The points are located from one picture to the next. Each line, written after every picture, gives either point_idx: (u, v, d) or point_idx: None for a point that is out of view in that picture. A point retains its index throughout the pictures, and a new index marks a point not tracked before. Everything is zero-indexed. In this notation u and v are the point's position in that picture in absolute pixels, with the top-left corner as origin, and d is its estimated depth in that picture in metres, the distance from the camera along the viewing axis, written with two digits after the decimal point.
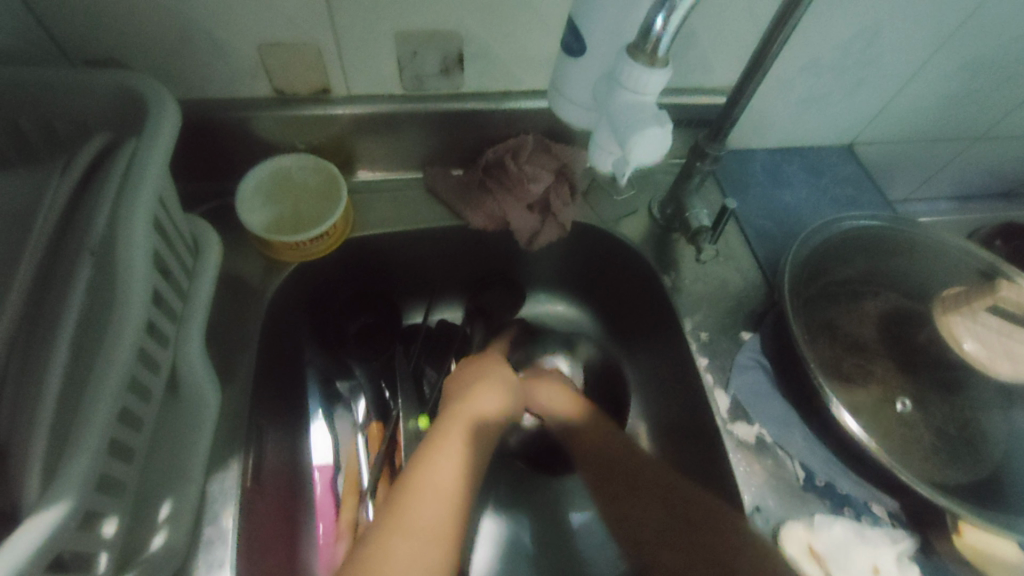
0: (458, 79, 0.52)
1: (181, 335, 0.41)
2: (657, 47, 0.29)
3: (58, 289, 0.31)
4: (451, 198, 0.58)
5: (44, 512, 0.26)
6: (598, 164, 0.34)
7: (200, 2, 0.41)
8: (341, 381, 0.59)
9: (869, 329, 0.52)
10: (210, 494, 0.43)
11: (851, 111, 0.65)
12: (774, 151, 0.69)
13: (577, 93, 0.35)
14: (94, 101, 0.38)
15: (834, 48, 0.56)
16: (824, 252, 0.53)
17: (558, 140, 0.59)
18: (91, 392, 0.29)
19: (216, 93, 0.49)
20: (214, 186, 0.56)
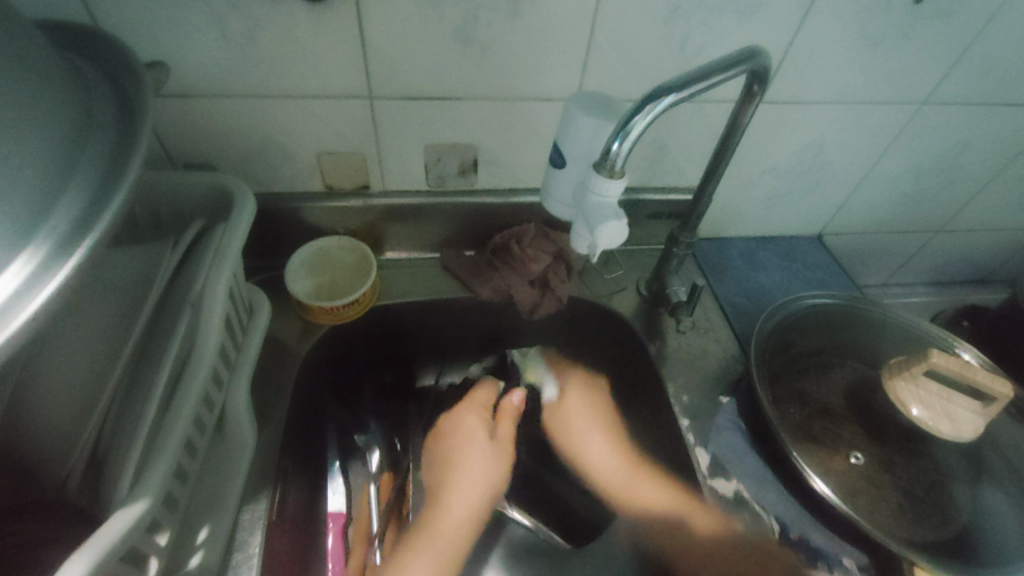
0: (473, 178, 0.64)
1: (233, 380, 0.49)
2: (614, 164, 0.38)
3: (161, 334, 0.40)
4: (463, 274, 0.68)
5: (132, 505, 0.33)
6: (576, 246, 0.43)
7: (276, 122, 0.54)
8: (357, 435, 0.66)
9: (836, 397, 0.57)
10: (241, 522, 0.49)
11: (814, 205, 0.75)
12: (749, 239, 0.78)
13: (561, 194, 0.45)
14: (193, 195, 0.48)
15: (787, 158, 0.67)
16: (788, 325, 0.60)
17: (557, 228, 0.69)
18: (173, 414, 0.37)
19: (280, 187, 0.61)
20: (267, 261, 0.67)
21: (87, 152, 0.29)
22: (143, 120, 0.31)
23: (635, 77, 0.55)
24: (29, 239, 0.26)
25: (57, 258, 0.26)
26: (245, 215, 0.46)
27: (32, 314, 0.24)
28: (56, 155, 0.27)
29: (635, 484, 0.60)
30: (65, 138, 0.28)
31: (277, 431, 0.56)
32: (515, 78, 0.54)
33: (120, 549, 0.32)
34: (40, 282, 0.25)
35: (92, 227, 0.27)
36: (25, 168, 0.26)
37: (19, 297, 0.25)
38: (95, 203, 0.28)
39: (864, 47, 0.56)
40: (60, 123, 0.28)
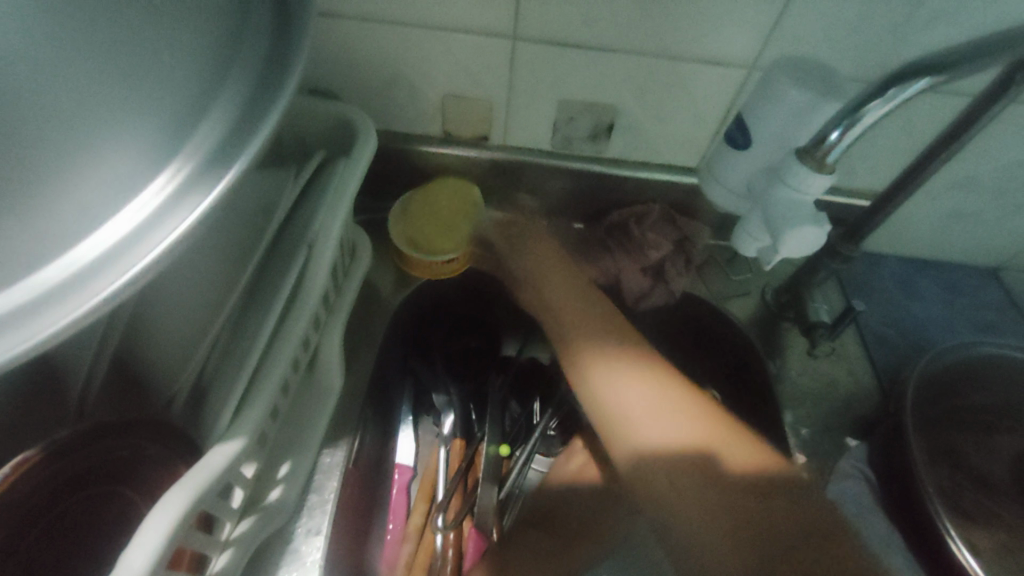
0: (603, 145, 0.57)
1: (330, 322, 0.47)
2: (828, 155, 0.30)
3: (274, 268, 0.39)
4: (571, 247, 0.62)
5: (229, 443, 0.32)
6: (741, 247, 0.37)
7: (408, 54, 0.49)
8: (435, 394, 0.63)
9: (1000, 470, 0.49)
10: (320, 464, 0.49)
11: (1005, 233, 0.61)
12: (906, 260, 0.66)
13: (730, 179, 0.38)
14: (317, 124, 0.45)
15: (995, 172, 0.54)
16: (957, 373, 0.50)
17: (684, 213, 0.61)
18: (277, 355, 0.35)
19: (398, 127, 0.57)
20: (371, 200, 0.64)
21: (239, 63, 0.25)
22: (301, 36, 0.27)
23: (834, 46, 0.45)
24: (173, 156, 0.23)
25: (197, 181, 0.23)
26: (369, 152, 0.42)
27: (174, 243, 0.22)
28: (210, 66, 0.24)
29: (653, 423, 0.46)
30: (221, 47, 0.25)
31: (362, 379, 0.54)
32: (684, 33, 0.45)
33: (215, 487, 0.31)
34: (179, 205, 0.23)
35: (240, 150, 0.24)
36: (175, 80, 0.23)
37: (158, 220, 0.23)
38: (244, 119, 0.25)
39: None
40: (217, 30, 0.25)
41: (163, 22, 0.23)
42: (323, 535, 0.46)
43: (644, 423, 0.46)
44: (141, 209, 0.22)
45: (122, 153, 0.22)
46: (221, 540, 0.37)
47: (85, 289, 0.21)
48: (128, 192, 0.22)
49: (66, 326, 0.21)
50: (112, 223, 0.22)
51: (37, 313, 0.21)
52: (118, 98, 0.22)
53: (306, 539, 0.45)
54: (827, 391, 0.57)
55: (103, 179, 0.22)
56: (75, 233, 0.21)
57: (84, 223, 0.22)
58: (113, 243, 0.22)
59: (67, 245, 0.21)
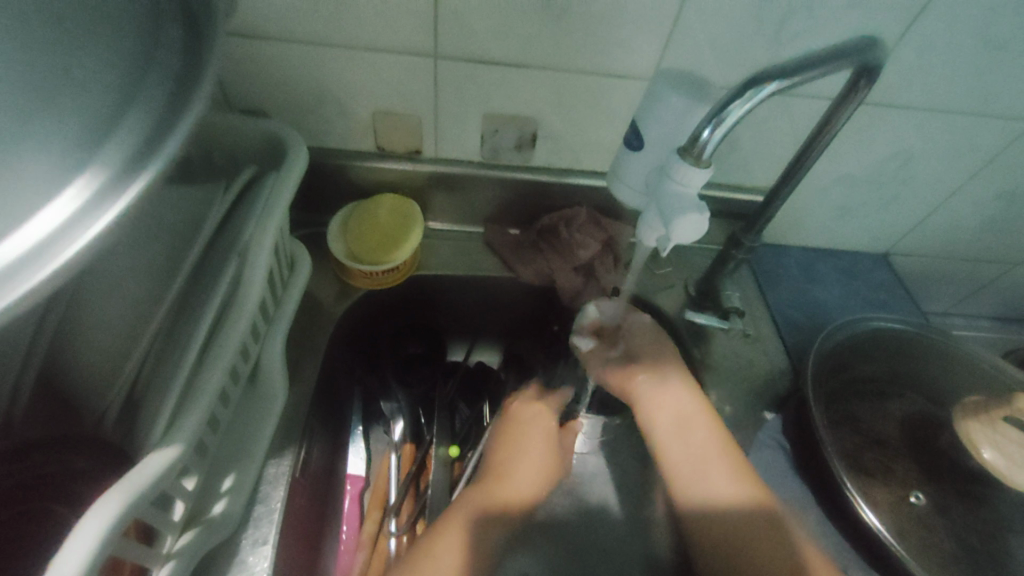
0: (529, 154, 0.61)
1: (269, 334, 0.48)
2: (702, 151, 0.35)
3: (207, 279, 0.39)
4: (507, 252, 0.66)
5: (164, 450, 0.32)
6: (644, 238, 0.40)
7: (336, 73, 0.52)
8: (384, 402, 0.65)
9: (890, 428, 0.54)
10: (265, 476, 0.49)
11: (886, 221, 0.70)
12: (808, 250, 0.74)
13: (632, 179, 0.42)
14: (247, 140, 0.46)
15: (868, 167, 0.62)
16: (850, 346, 0.56)
17: (609, 215, 0.66)
18: (212, 362, 0.36)
19: (332, 144, 0.60)
20: (310, 217, 0.66)
21: (152, 78, 0.27)
22: (213, 47, 0.29)
23: (719, 61, 0.51)
24: (90, 163, 0.24)
25: (118, 183, 0.24)
26: (300, 165, 0.44)
27: (87, 243, 0.22)
28: (120, 83, 0.26)
29: (710, 474, 0.47)
30: (131, 65, 0.27)
31: (307, 390, 0.55)
32: (590, 50, 0.50)
33: (151, 493, 0.31)
34: (100, 206, 0.23)
35: (154, 156, 0.25)
36: (87, 99, 0.25)
37: (77, 221, 0.23)
38: (158, 128, 0.26)
39: (982, 50, 0.50)
40: (126, 52, 0.27)
41: (74, 53, 0.25)
42: (271, 544, 0.46)
43: (674, 440, 0.50)
44: (59, 212, 0.23)
45: (36, 164, 0.23)
46: (160, 554, 0.37)
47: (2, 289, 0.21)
48: (46, 199, 0.23)
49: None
50: (27, 228, 0.22)
51: None
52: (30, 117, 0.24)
53: (253, 550, 0.45)
54: (747, 370, 0.62)
55: (22, 190, 0.23)
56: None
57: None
58: (28, 246, 0.22)
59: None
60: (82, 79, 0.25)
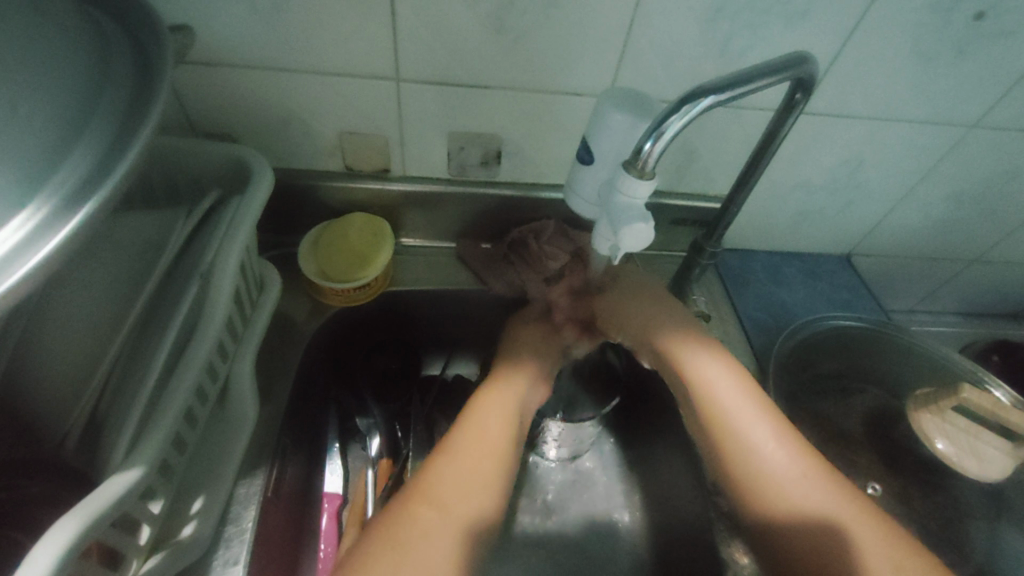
0: (495, 170, 0.62)
1: (237, 354, 0.49)
2: (645, 165, 0.37)
3: (169, 302, 0.40)
4: (478, 265, 0.67)
5: (127, 472, 0.33)
6: (598, 248, 0.42)
7: (301, 97, 0.53)
8: (359, 418, 0.65)
9: (854, 422, 0.56)
10: (237, 496, 0.49)
11: (845, 224, 0.72)
12: (774, 254, 0.76)
13: (585, 191, 0.44)
14: (212, 165, 0.48)
15: (822, 173, 0.65)
16: (810, 344, 0.58)
17: (577, 226, 0.68)
18: (175, 384, 0.36)
19: (300, 165, 0.61)
20: (282, 237, 0.66)
21: (101, 113, 0.28)
22: (161, 82, 0.30)
23: (670, 77, 0.53)
24: (35, 193, 0.25)
25: (63, 214, 0.25)
26: (264, 187, 0.45)
27: (33, 265, 0.24)
28: (64, 115, 0.27)
29: (794, 481, 0.47)
30: (80, 99, 0.28)
31: (279, 409, 0.55)
32: (547, 69, 0.52)
33: (112, 514, 0.32)
34: (43, 236, 0.24)
35: (100, 183, 0.26)
36: (26, 125, 0.25)
37: (21, 251, 0.24)
38: (107, 158, 0.27)
39: (917, 60, 0.53)
40: (72, 84, 0.27)
41: (5, 73, 0.25)
42: (242, 565, 0.46)
43: (754, 435, 0.49)
44: (1, 242, 0.24)
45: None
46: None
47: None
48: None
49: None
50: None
51: None
52: None
53: (224, 571, 0.45)
54: None
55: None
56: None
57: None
58: None
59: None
60: (17, 101, 0.25)
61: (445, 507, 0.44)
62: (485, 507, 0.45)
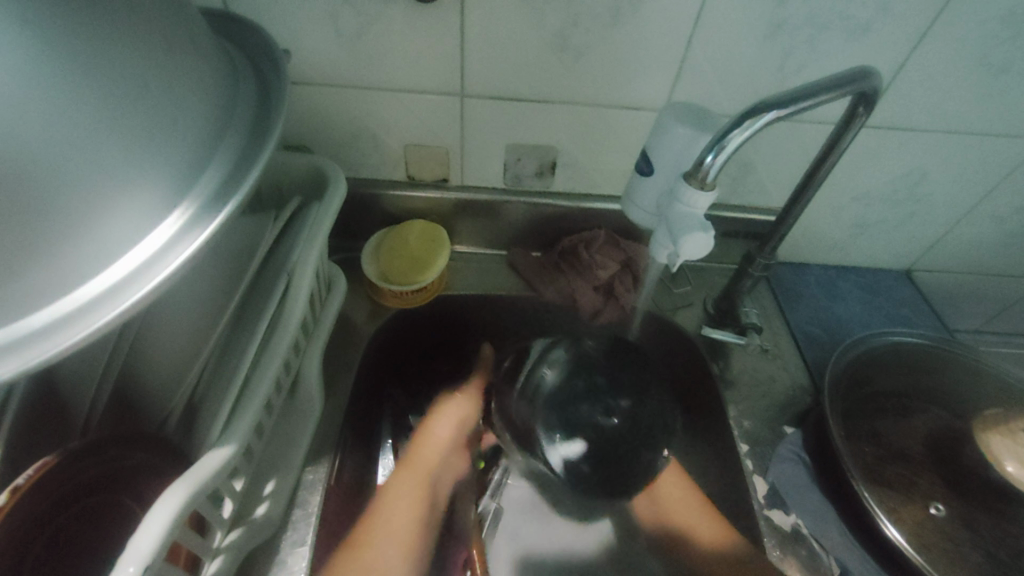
0: (549, 180, 0.65)
1: (309, 348, 0.52)
2: (706, 175, 0.38)
3: (258, 298, 0.44)
4: (528, 273, 0.69)
5: (224, 446, 0.37)
6: (656, 255, 0.43)
7: (372, 113, 0.57)
8: (412, 416, 0.68)
9: (915, 443, 0.54)
10: (304, 482, 0.53)
11: (906, 238, 0.71)
12: (828, 268, 0.75)
13: (644, 201, 0.45)
14: (295, 174, 0.52)
15: (882, 186, 0.64)
16: (867, 359, 0.57)
17: (627, 237, 0.69)
18: (261, 370, 0.40)
19: (367, 175, 0.65)
20: (346, 242, 0.71)
21: (232, 126, 0.32)
22: (278, 104, 0.34)
23: (726, 91, 0.54)
24: (183, 198, 0.29)
25: (202, 217, 0.29)
26: (340, 194, 0.49)
27: (184, 260, 0.27)
28: (208, 128, 0.30)
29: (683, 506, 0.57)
30: (216, 114, 0.31)
31: (341, 402, 0.59)
32: (604, 84, 0.54)
33: (208, 488, 0.35)
34: (186, 237, 0.28)
35: (235, 189, 0.30)
36: (181, 137, 0.29)
37: (168, 248, 0.28)
38: (237, 168, 0.31)
39: (987, 72, 0.52)
40: (212, 99, 0.31)
41: (163, 87, 0.28)
42: (308, 545, 0.49)
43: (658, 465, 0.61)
44: (155, 239, 0.28)
45: (139, 192, 0.27)
46: (212, 547, 0.40)
47: (107, 305, 0.26)
48: (146, 227, 0.27)
49: (89, 335, 0.25)
50: (129, 254, 0.27)
51: (83, 316, 0.26)
52: (134, 146, 0.27)
53: (291, 550, 0.48)
54: (767, 386, 0.63)
55: (127, 216, 0.27)
56: (103, 262, 0.26)
57: (105, 255, 0.26)
58: (130, 269, 0.27)
59: (92, 273, 0.26)
60: (177, 117, 0.29)
61: (388, 547, 0.50)
62: (394, 544, 0.51)
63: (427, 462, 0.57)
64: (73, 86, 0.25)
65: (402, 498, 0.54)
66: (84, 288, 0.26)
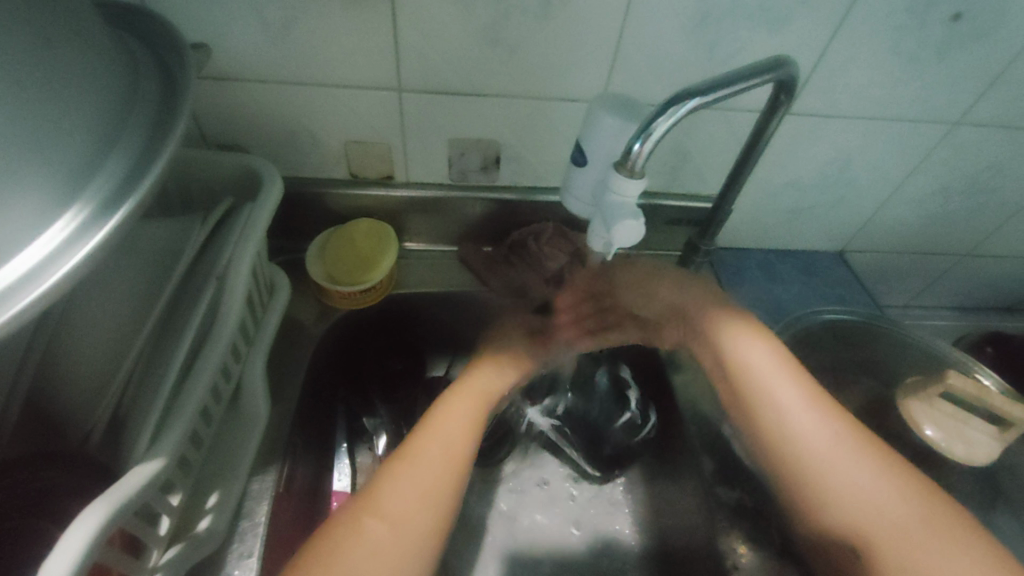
0: (495, 174, 0.65)
1: (250, 354, 0.50)
2: (635, 164, 0.39)
3: (186, 304, 0.42)
4: (479, 268, 0.69)
5: (148, 461, 0.35)
6: (592, 244, 0.43)
7: (308, 109, 0.56)
8: (366, 418, 0.66)
9: (848, 412, 0.58)
10: (250, 492, 0.51)
11: (837, 220, 0.74)
12: (768, 251, 0.78)
13: (581, 192, 0.46)
14: (225, 174, 0.50)
15: (812, 171, 0.67)
16: (803, 337, 0.61)
17: (576, 228, 0.70)
18: (193, 379, 0.38)
19: (307, 173, 0.63)
20: (289, 243, 0.69)
21: (130, 125, 0.30)
22: (184, 101, 0.32)
23: (660, 83, 0.56)
24: (74, 200, 0.27)
25: (98, 219, 0.27)
26: (274, 193, 0.47)
27: (74, 264, 0.26)
28: (102, 124, 0.29)
29: (845, 466, 0.46)
30: (112, 109, 0.30)
31: (289, 407, 0.58)
32: (541, 77, 0.54)
33: (133, 504, 0.33)
34: (83, 239, 0.27)
35: (132, 190, 0.29)
36: (69, 138, 0.27)
37: (62, 253, 0.26)
38: (136, 168, 0.29)
39: (898, 62, 0.55)
40: (104, 97, 0.29)
41: (45, 87, 0.26)
42: (256, 557, 0.47)
43: (777, 392, 0.49)
44: (44, 244, 0.26)
45: (21, 197, 0.25)
46: (148, 566, 0.39)
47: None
48: (31, 233, 0.26)
49: None
50: (14, 262, 0.25)
51: None
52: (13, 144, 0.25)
53: (239, 562, 0.47)
54: None
55: (8, 223, 0.25)
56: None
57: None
58: (16, 277, 0.25)
59: None
60: (62, 113, 0.27)
61: (418, 483, 0.44)
62: (421, 484, 0.44)
63: (478, 400, 0.51)
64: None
65: (443, 435, 0.47)
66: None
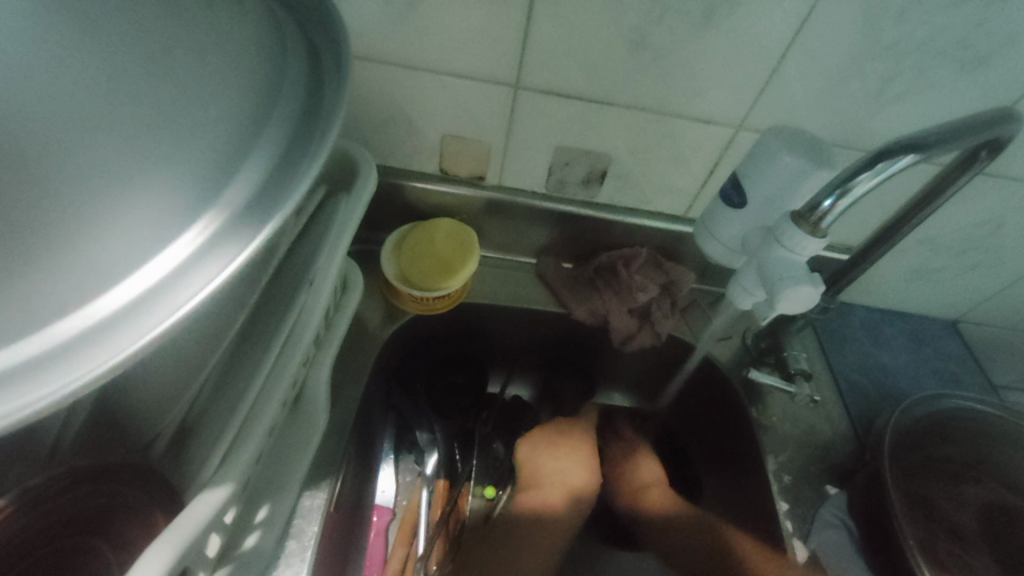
0: (596, 190, 0.58)
1: (318, 357, 0.45)
2: (821, 219, 0.33)
3: (276, 308, 0.38)
4: (560, 288, 0.63)
5: (214, 491, 0.30)
6: (736, 298, 0.41)
7: (411, 95, 0.50)
8: (420, 432, 0.61)
9: (968, 518, 0.52)
10: (301, 507, 0.48)
11: (961, 288, 0.66)
12: (873, 310, 0.70)
13: (725, 235, 0.41)
14: (320, 157, 0.45)
15: (952, 232, 0.59)
16: (928, 426, 0.53)
17: (669, 258, 0.63)
18: (267, 395, 0.33)
19: (394, 163, 0.58)
20: (361, 232, 0.64)
21: (273, 121, 0.26)
22: (336, 100, 0.28)
23: (811, 114, 0.48)
24: (202, 212, 0.23)
25: (227, 238, 0.23)
26: (371, 186, 0.42)
27: (202, 293, 0.22)
28: (243, 113, 0.25)
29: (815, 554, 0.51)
30: (259, 96, 0.26)
31: (346, 414, 0.53)
32: (680, 92, 0.48)
33: (199, 538, 0.29)
34: (201, 265, 0.23)
35: (274, 205, 0.24)
36: (209, 134, 0.24)
37: (179, 277, 0.22)
38: (282, 170, 0.25)
39: None
40: (248, 88, 0.25)
41: (176, 81, 0.23)
42: None
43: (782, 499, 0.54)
44: (173, 257, 0.22)
45: (145, 203, 0.22)
46: None
47: (86, 354, 0.21)
48: (159, 244, 0.22)
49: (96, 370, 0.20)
50: (133, 279, 0.22)
51: (82, 349, 0.21)
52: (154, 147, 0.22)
53: None
54: (808, 436, 0.58)
55: (136, 233, 0.22)
56: (88, 293, 0.21)
57: (92, 283, 0.21)
58: (137, 295, 0.22)
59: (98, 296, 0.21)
60: (201, 103, 0.24)
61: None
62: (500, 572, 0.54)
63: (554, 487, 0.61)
64: (76, 99, 0.21)
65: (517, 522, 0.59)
66: (58, 327, 0.20)
